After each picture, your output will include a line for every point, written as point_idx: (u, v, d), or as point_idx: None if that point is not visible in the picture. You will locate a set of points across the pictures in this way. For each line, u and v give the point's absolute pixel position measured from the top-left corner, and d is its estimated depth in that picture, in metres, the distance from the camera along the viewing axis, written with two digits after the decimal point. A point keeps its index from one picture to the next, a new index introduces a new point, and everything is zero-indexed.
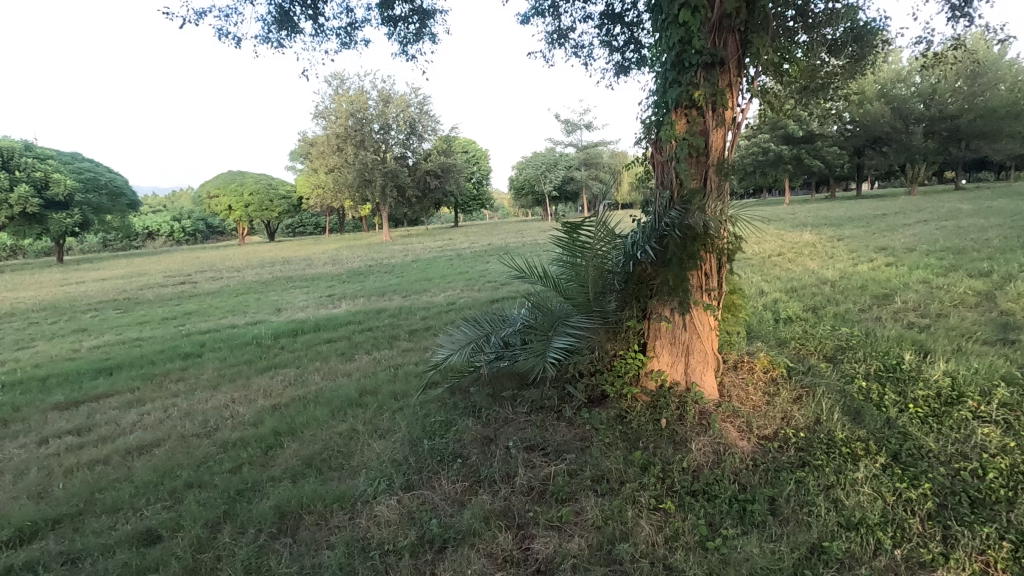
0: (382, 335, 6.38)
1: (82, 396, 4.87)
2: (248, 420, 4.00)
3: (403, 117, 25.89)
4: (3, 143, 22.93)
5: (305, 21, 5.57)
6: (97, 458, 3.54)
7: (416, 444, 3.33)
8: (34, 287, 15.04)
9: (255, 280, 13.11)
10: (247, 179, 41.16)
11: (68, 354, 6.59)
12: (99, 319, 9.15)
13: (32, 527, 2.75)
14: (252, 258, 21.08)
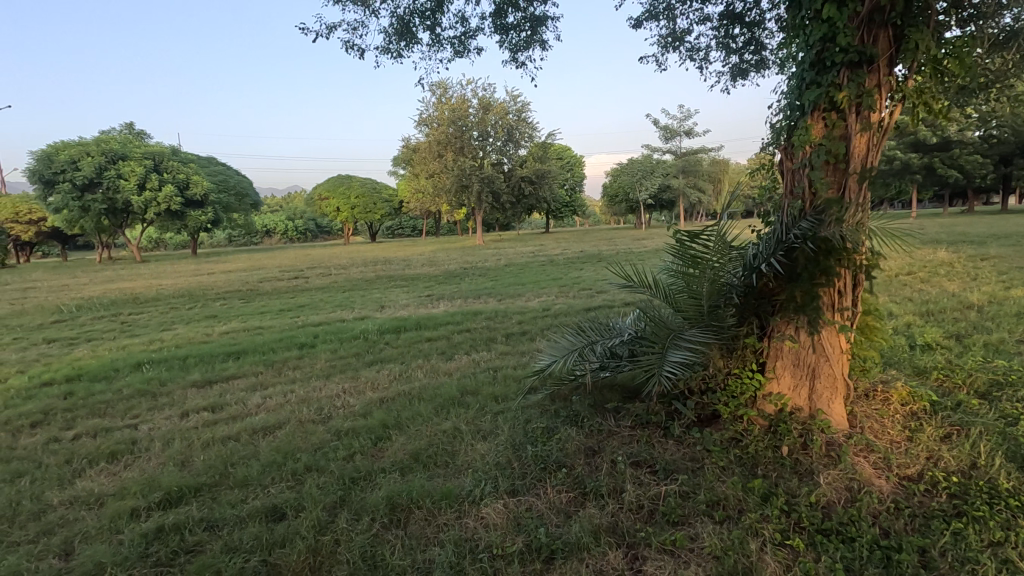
0: (480, 336, 6.49)
1: (215, 376, 5.38)
2: (358, 411, 4.20)
3: (502, 124, 26.40)
4: (155, 149, 26.17)
5: (424, 32, 5.82)
6: (229, 434, 3.87)
7: (519, 449, 3.31)
8: (174, 276, 16.98)
9: (360, 277, 13.93)
10: (353, 183, 43.90)
11: (203, 337, 7.34)
12: (227, 307, 10.13)
13: (178, 492, 3.05)
14: (355, 257, 22.42)
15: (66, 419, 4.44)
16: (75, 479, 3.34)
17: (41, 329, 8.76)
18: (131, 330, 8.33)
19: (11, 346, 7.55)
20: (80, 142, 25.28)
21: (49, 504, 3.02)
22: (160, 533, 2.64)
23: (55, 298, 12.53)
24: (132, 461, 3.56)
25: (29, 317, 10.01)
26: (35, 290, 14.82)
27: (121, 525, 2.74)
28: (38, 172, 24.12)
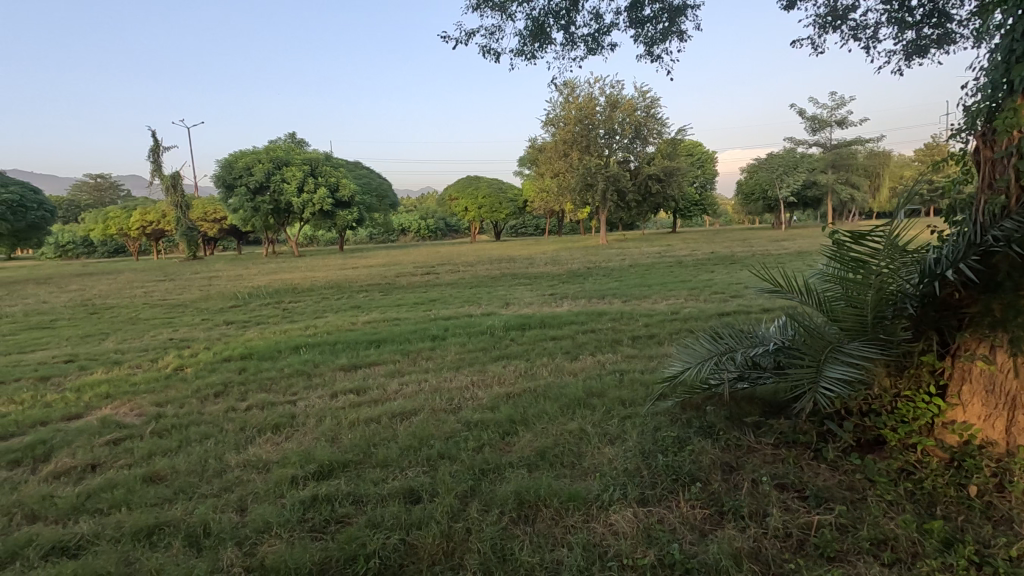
0: (605, 337, 6.38)
1: (359, 362, 5.88)
2: (486, 404, 4.32)
3: (629, 121, 25.75)
4: (312, 155, 29.30)
5: (558, 32, 5.83)
6: (371, 416, 4.19)
7: (649, 457, 3.18)
8: (325, 269, 18.93)
9: (486, 274, 14.43)
10: (481, 184, 45.58)
11: (348, 325, 8.07)
12: (368, 299, 11.04)
13: (329, 465, 3.36)
14: (481, 255, 23.26)
15: (241, 391, 5.12)
16: (247, 444, 3.83)
17: (223, 313, 10.23)
18: (291, 316, 9.41)
19: (201, 326, 8.91)
20: (254, 150, 29.09)
21: (228, 464, 3.48)
22: (315, 501, 2.92)
23: (233, 286, 14.58)
24: (291, 434, 3.99)
25: (214, 302, 11.74)
26: (218, 279, 17.35)
27: (283, 490, 3.08)
28: (223, 178, 28.22)
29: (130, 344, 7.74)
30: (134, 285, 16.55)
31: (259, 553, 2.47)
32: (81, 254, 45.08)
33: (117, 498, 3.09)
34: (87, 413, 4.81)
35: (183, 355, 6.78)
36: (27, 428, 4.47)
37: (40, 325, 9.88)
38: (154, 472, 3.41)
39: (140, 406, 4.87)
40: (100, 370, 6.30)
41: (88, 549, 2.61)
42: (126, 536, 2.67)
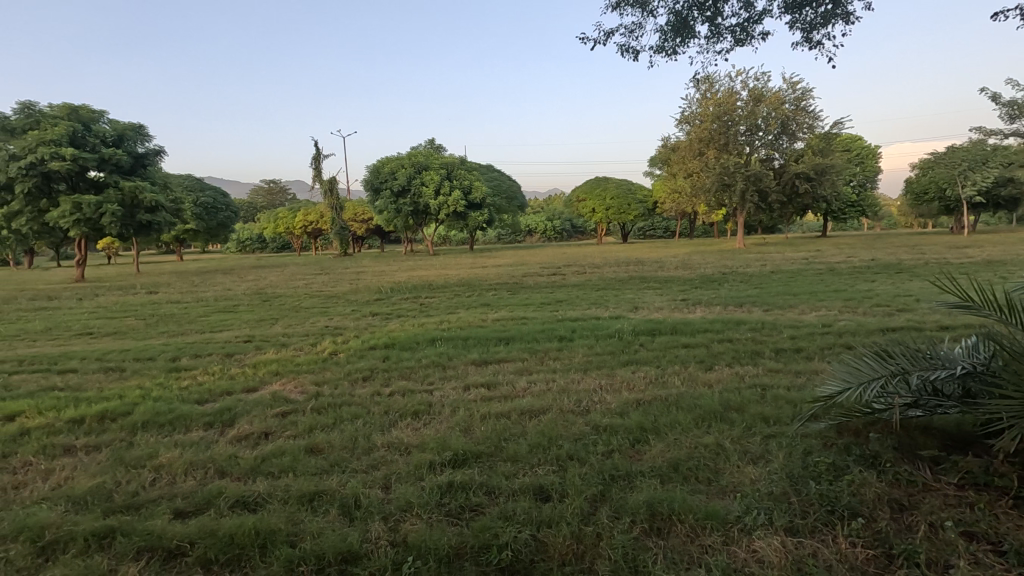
0: (744, 348, 5.95)
1: (489, 357, 6.10)
2: (615, 409, 4.24)
3: (775, 116, 23.73)
4: (448, 160, 30.99)
5: (702, 25, 5.55)
6: (503, 411, 4.32)
7: (798, 483, 2.89)
8: (457, 267, 19.91)
9: (613, 277, 14.18)
10: (609, 185, 44.96)
11: (479, 322, 8.40)
12: (497, 297, 11.40)
13: (464, 455, 3.52)
14: (608, 257, 22.95)
15: (384, 377, 5.56)
16: (391, 427, 4.14)
17: (369, 305, 11.23)
18: (427, 311, 10.05)
19: (351, 316, 9.85)
20: (398, 156, 31.49)
21: (374, 444, 3.79)
22: (451, 488, 3.07)
23: (377, 280, 15.92)
24: (428, 421, 4.24)
25: (361, 295, 12.92)
26: (365, 274, 19.08)
27: (422, 473, 3.28)
28: (371, 182, 30.93)
29: (294, 329, 8.79)
30: (297, 277, 18.77)
31: (402, 530, 2.66)
32: (257, 249, 52.28)
33: (285, 464, 3.52)
34: (261, 387, 5.54)
35: (336, 342, 7.55)
36: (217, 396, 5.27)
37: (227, 309, 11.62)
38: (314, 444, 3.83)
39: (302, 384, 5.51)
40: (271, 350, 7.24)
41: (263, 506, 3.00)
42: (293, 498, 3.03)
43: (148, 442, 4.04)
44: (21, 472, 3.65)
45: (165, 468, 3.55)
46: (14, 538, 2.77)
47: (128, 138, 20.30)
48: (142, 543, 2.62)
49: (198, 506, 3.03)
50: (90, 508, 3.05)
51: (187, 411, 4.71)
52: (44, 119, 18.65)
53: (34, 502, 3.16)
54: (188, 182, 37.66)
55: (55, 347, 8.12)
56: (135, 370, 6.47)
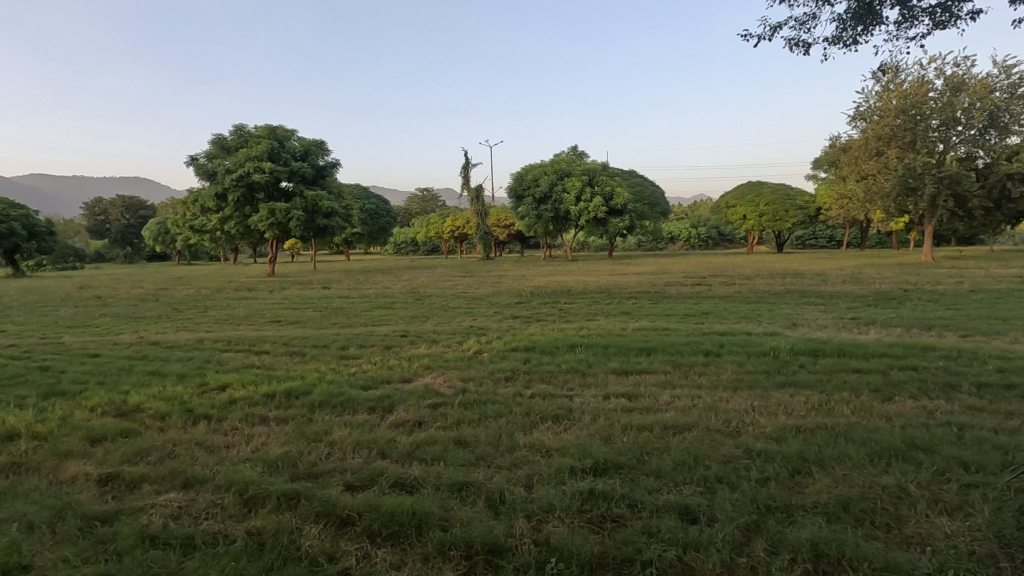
0: (933, 378, 5.11)
1: (630, 367, 5.97)
2: (770, 434, 3.90)
3: (982, 106, 20.06)
4: (590, 166, 31.01)
5: (891, 8, 4.90)
6: (644, 424, 4.21)
7: (1011, 548, 2.41)
8: (596, 274, 19.83)
9: (767, 289, 13.07)
10: (764, 190, 41.56)
11: (619, 330, 8.28)
12: (638, 306, 11.11)
13: (605, 464, 3.49)
14: (759, 268, 21.24)
15: (526, 379, 5.73)
16: (532, 429, 4.25)
17: (510, 308, 11.65)
18: (567, 316, 10.14)
19: (493, 318, 10.31)
20: (542, 163, 32.27)
21: (516, 443, 3.93)
22: (592, 495, 3.06)
23: (518, 285, 16.45)
24: (569, 426, 4.28)
25: (502, 297, 13.45)
26: (507, 277, 19.82)
27: (564, 478, 3.32)
28: (515, 189, 32.02)
29: (443, 327, 9.43)
30: (445, 278, 20.10)
31: (545, 530, 2.72)
32: (410, 252, 57.09)
33: (436, 453, 3.79)
34: (415, 378, 6.04)
35: (480, 342, 7.95)
36: (378, 384, 5.84)
37: (386, 305, 12.85)
38: (462, 437, 4.06)
39: (450, 379, 5.88)
40: (423, 346, 7.85)
41: (418, 490, 3.26)
42: (444, 486, 3.24)
43: (324, 420, 4.61)
44: (231, 434, 4.38)
45: (337, 444, 4.02)
46: (226, 489, 3.34)
47: (312, 153, 23.44)
48: (320, 508, 3.00)
49: (364, 482, 3.39)
50: (280, 472, 3.56)
51: (354, 395, 5.29)
52: (251, 138, 22.24)
53: (241, 460, 3.77)
54: (356, 190, 42.28)
55: (253, 331, 9.65)
56: (312, 355, 7.43)
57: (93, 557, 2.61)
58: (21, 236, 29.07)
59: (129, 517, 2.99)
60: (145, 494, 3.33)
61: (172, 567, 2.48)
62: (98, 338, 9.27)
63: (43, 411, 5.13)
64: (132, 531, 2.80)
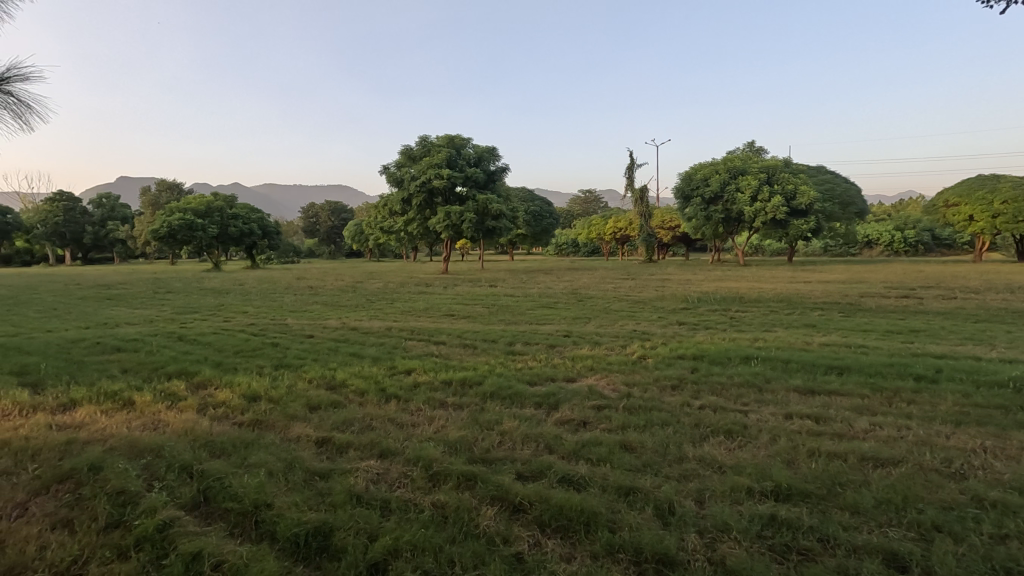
0: None
1: (817, 387, 5.34)
2: (1009, 483, 3.21)
3: None
4: (770, 163, 28.38)
5: None
6: (836, 452, 3.75)
7: None
8: (773, 281, 18.15)
9: (1004, 307, 10.68)
10: (1002, 184, 34.04)
11: (803, 345, 7.46)
12: (827, 318, 9.88)
13: (788, 489, 3.19)
14: (991, 279, 17.50)
15: (694, 390, 5.46)
16: (702, 441, 4.05)
17: (676, 313, 11.19)
18: (739, 325, 9.43)
19: (657, 322, 10.01)
20: (713, 161, 30.49)
21: (685, 454, 3.77)
22: (773, 521, 2.83)
23: (685, 289, 15.75)
24: (744, 444, 3.99)
25: (667, 302, 12.99)
26: (671, 281, 19.06)
27: (740, 498, 3.11)
28: (682, 189, 30.90)
29: (606, 329, 9.41)
30: (606, 280, 20.00)
31: (719, 550, 2.58)
32: (571, 253, 57.96)
33: (602, 454, 3.81)
34: (578, 379, 6.13)
35: (644, 347, 7.77)
36: (544, 381, 6.05)
37: (549, 305, 13.22)
38: (628, 442, 4.02)
39: (613, 382, 5.85)
40: (586, 347, 7.92)
41: (584, 488, 3.31)
42: (611, 489, 3.25)
43: (495, 410, 4.92)
44: (416, 415, 4.89)
45: (508, 435, 4.26)
46: (414, 463, 3.74)
47: (485, 160, 24.99)
48: (494, 492, 3.21)
49: (534, 473, 3.54)
50: (459, 454, 3.88)
51: (521, 389, 5.54)
52: (433, 148, 24.47)
53: (425, 439, 4.20)
54: (521, 193, 44.09)
55: (432, 323, 10.64)
56: (483, 349, 7.95)
57: (316, 505, 3.12)
58: (258, 234, 35.58)
59: (341, 476, 3.51)
60: (351, 458, 3.88)
61: (374, 524, 2.86)
62: (312, 321, 11.01)
63: (276, 379, 6.25)
64: (344, 488, 3.28)
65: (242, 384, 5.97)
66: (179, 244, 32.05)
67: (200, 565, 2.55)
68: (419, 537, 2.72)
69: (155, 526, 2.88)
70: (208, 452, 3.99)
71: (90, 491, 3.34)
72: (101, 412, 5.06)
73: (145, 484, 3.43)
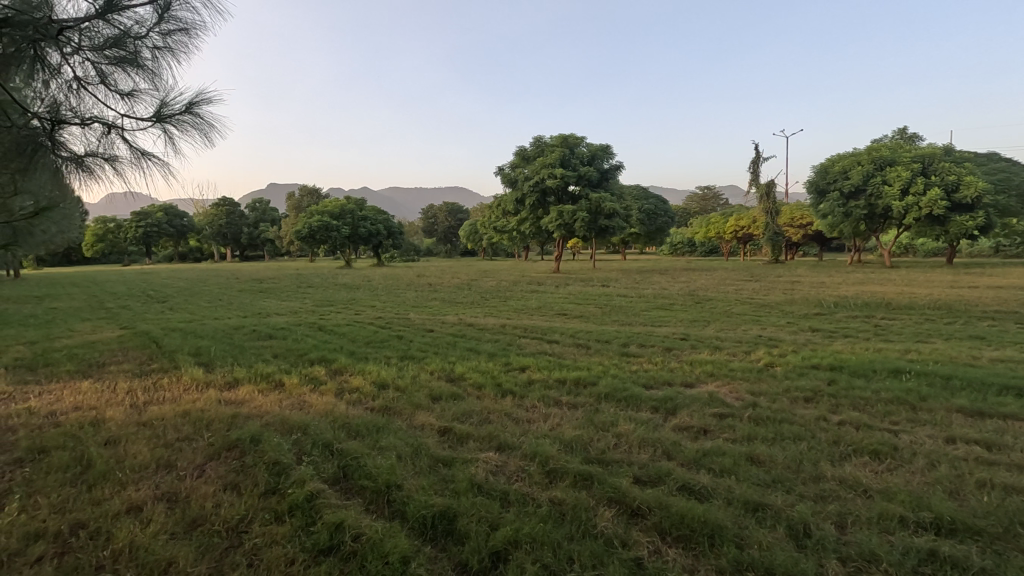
0: None
1: (988, 410, 4.61)
2: None
3: None
4: (926, 151, 25.04)
5: None
6: (1014, 486, 3.22)
7: None
8: (927, 285, 15.98)
9: None
10: None
11: (968, 359, 6.49)
12: (999, 330, 8.50)
13: (952, 523, 2.81)
14: None
15: (831, 403, 4.98)
16: (842, 460, 3.69)
17: (808, 319, 10.26)
18: (885, 335, 8.43)
19: (786, 328, 9.26)
20: (855, 152, 27.62)
21: (822, 473, 3.46)
22: (933, 557, 2.51)
23: (818, 293, 14.40)
24: (894, 467, 3.57)
25: (797, 306, 11.94)
26: (802, 284, 17.52)
27: (890, 527, 2.79)
28: (816, 183, 28.36)
29: (727, 334, 8.87)
30: (727, 282, 18.88)
31: None
32: (687, 252, 55.42)
33: (726, 465, 3.61)
34: (698, 384, 5.86)
35: (771, 354, 7.24)
36: (661, 385, 5.86)
37: (664, 306, 12.78)
38: (754, 455, 3.78)
39: (737, 391, 5.52)
40: (706, 351, 7.54)
41: (707, 499, 3.17)
42: (737, 502, 3.07)
43: (610, 411, 4.86)
44: (531, 411, 4.98)
45: (624, 437, 4.19)
46: (531, 458, 3.82)
47: (599, 158, 24.75)
48: (612, 494, 3.18)
49: (652, 478, 3.45)
50: (574, 453, 3.90)
51: (637, 392, 5.42)
52: (547, 148, 24.74)
53: (541, 435, 4.27)
54: (635, 192, 43.06)
55: (544, 322, 10.76)
56: (596, 349, 7.88)
57: (441, 490, 3.30)
58: (383, 234, 38.04)
59: (463, 464, 3.69)
60: (471, 449, 4.05)
61: (495, 514, 2.97)
62: (432, 316, 11.62)
63: (402, 369, 6.71)
64: (465, 477, 3.44)
65: (373, 372, 6.48)
66: (317, 243, 35.50)
67: (342, 535, 2.82)
68: (539, 531, 2.77)
69: (305, 496, 3.22)
70: (345, 433, 4.39)
71: (252, 460, 3.83)
72: (259, 391, 5.77)
73: (295, 458, 3.86)
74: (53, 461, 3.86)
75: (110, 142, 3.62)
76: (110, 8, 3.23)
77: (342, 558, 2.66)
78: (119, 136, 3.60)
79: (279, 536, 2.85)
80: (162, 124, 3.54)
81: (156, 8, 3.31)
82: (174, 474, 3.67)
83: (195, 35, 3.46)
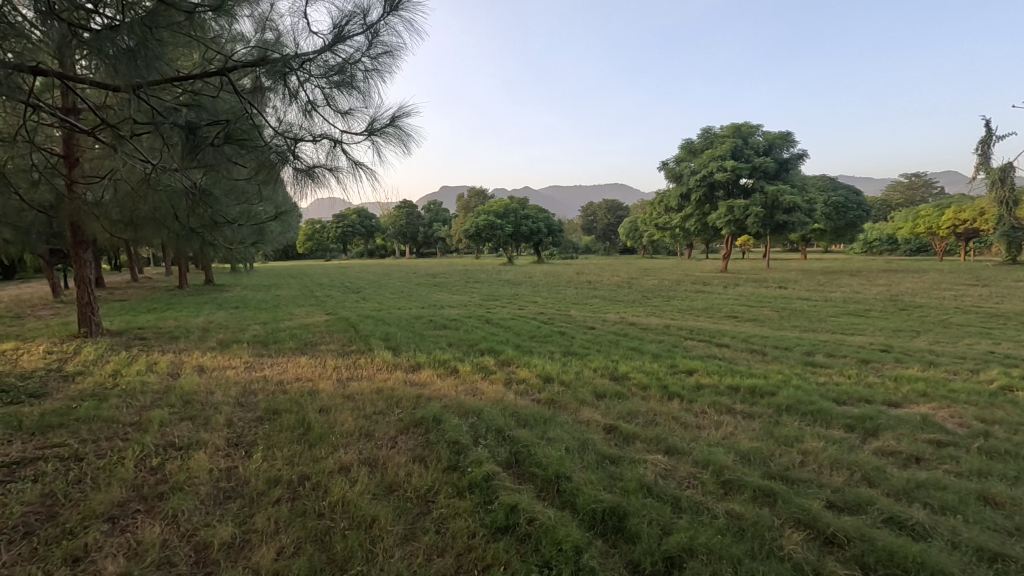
0: None
1: None
2: None
3: None
4: None
5: None
6: None
7: None
8: None
9: None
10: None
11: None
12: None
13: None
14: None
15: None
16: None
17: None
18: None
19: None
20: None
21: None
22: None
23: None
24: None
25: None
26: None
27: None
28: None
29: (943, 347, 7.49)
30: (941, 285, 15.92)
31: None
32: (887, 251, 47.98)
33: (948, 502, 3.06)
34: (906, 404, 5.04)
35: (1009, 374, 5.92)
36: (856, 401, 5.15)
37: (858, 312, 11.20)
38: (988, 494, 3.14)
39: (960, 416, 4.62)
40: (916, 366, 6.43)
41: (924, 539, 2.72)
42: (965, 547, 2.59)
43: (794, 425, 4.41)
44: (701, 417, 4.74)
45: (812, 456, 3.77)
46: (703, 466, 3.63)
47: (776, 147, 22.78)
48: (800, 516, 2.89)
49: (850, 505, 3.06)
50: (753, 466, 3.62)
51: (827, 407, 4.83)
52: (716, 139, 23.39)
53: (714, 443, 4.04)
54: (821, 183, 38.47)
55: (713, 324, 10.13)
56: (774, 356, 7.20)
57: (610, 487, 3.30)
58: (545, 232, 38.87)
59: (631, 464, 3.64)
60: (639, 449, 3.99)
61: (667, 519, 2.89)
62: (592, 314, 11.67)
63: (565, 365, 6.83)
64: (634, 477, 3.39)
65: (538, 365, 6.70)
66: (482, 241, 37.65)
67: (517, 517, 2.97)
68: (716, 543, 2.64)
69: (482, 476, 3.46)
70: (515, 421, 4.62)
71: (435, 437, 4.22)
72: (437, 376, 6.34)
73: (471, 440, 4.16)
74: (285, 421, 4.67)
75: (334, 155, 4.23)
76: (336, 40, 3.76)
77: (518, 538, 2.81)
78: (340, 149, 4.20)
79: (461, 510, 3.10)
80: (372, 137, 4.05)
81: (369, 36, 3.77)
82: (374, 442, 4.21)
83: (399, 54, 3.87)
